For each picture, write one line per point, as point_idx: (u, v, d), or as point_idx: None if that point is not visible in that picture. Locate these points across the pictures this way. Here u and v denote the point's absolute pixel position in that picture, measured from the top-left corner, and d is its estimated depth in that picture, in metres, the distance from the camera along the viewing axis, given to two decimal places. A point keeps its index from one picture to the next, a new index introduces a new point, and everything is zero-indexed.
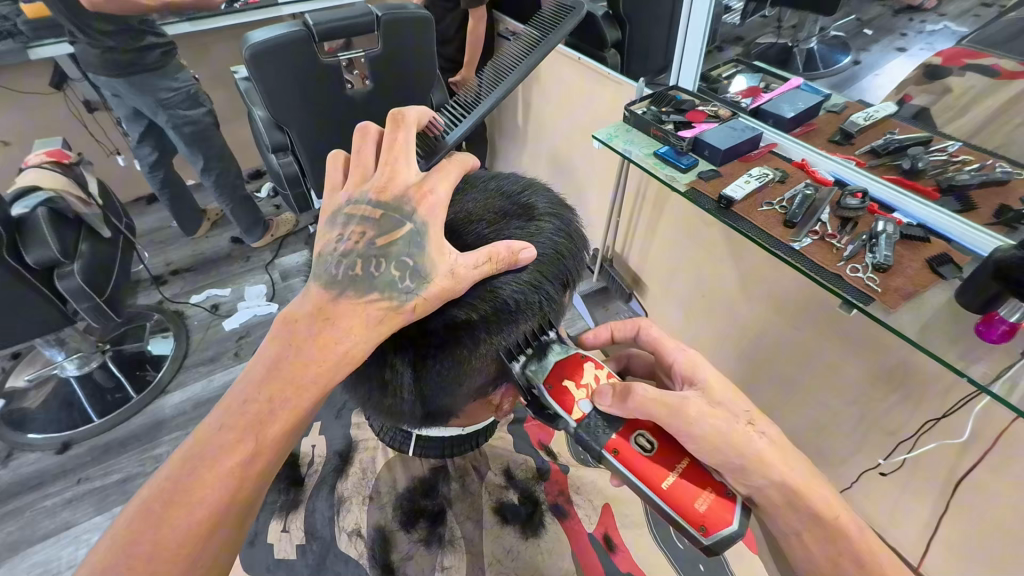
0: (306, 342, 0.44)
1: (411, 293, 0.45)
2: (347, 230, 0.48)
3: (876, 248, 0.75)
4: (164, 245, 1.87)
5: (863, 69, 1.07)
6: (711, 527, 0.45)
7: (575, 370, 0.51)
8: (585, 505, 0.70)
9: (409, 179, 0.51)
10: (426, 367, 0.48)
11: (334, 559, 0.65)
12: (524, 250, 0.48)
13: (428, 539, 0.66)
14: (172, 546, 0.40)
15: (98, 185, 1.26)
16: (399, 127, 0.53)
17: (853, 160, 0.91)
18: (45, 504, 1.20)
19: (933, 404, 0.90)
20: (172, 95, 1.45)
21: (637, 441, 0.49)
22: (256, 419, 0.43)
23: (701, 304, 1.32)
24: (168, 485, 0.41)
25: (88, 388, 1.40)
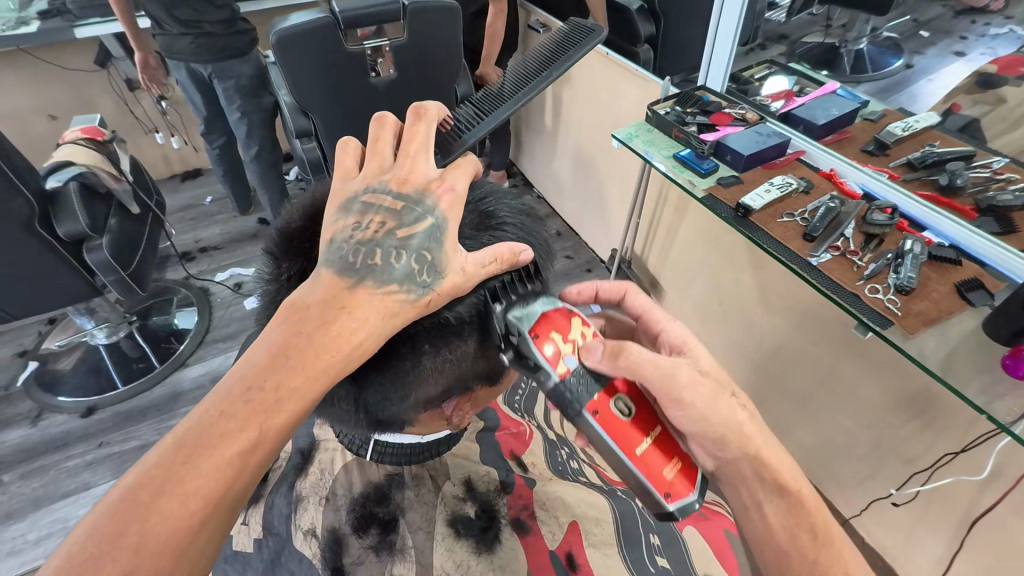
0: (319, 328, 0.41)
1: (427, 287, 0.44)
2: (366, 218, 0.45)
3: (901, 268, 0.71)
4: (194, 222, 1.93)
5: (916, 74, 1.00)
6: (675, 494, 0.44)
7: (563, 320, 0.47)
8: (550, 521, 0.59)
9: (428, 173, 0.48)
10: (365, 378, 0.46)
11: (289, 557, 0.55)
12: (525, 252, 0.48)
13: (377, 547, 0.54)
14: (162, 540, 0.34)
15: (130, 161, 1.31)
16: (420, 119, 0.50)
17: (886, 172, 0.86)
18: (68, 464, 1.26)
19: (950, 438, 0.86)
20: (242, 81, 1.51)
21: (616, 405, 0.45)
22: (264, 406, 0.38)
23: (718, 311, 1.28)
24: (155, 476, 0.35)
25: (115, 356, 1.46)
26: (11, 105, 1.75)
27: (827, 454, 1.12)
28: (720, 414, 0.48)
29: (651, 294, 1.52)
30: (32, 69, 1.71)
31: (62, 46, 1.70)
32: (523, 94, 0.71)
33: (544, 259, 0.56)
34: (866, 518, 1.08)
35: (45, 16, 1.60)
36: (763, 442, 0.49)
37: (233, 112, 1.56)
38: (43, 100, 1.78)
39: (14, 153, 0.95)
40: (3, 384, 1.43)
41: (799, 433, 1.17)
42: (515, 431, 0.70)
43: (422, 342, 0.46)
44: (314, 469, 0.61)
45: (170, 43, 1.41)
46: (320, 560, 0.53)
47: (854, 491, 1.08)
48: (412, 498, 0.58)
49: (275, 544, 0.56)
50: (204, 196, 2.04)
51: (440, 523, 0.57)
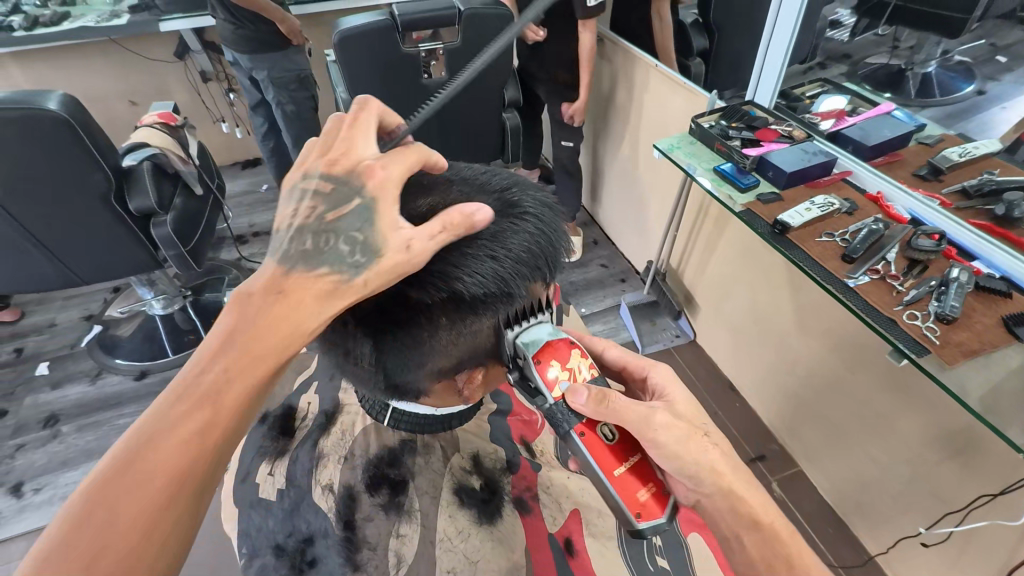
0: (257, 314, 0.42)
1: (359, 268, 0.44)
2: (298, 207, 0.46)
3: (944, 296, 0.68)
4: (251, 208, 2.04)
5: (987, 100, 0.98)
6: (644, 514, 0.46)
7: (564, 349, 0.51)
8: (551, 504, 0.61)
9: (367, 155, 0.48)
10: (385, 342, 0.49)
11: (306, 509, 0.57)
12: (482, 213, 0.45)
13: (387, 506, 0.57)
14: (125, 520, 0.36)
15: (198, 146, 1.41)
16: (362, 110, 0.50)
17: (938, 199, 0.83)
18: (119, 422, 1.36)
19: (990, 479, 0.81)
20: (283, 75, 1.60)
21: (601, 429, 0.49)
22: (215, 388, 0.41)
23: (753, 329, 1.25)
24: (116, 464, 0.37)
25: (169, 326, 1.56)
26: (99, 90, 1.91)
27: (858, 488, 1.07)
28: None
29: (684, 308, 1.51)
30: (119, 58, 1.86)
31: (147, 38, 1.84)
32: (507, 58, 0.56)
33: (562, 248, 0.56)
34: (893, 557, 1.03)
35: (134, 10, 1.75)
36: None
37: (270, 95, 1.64)
38: (127, 87, 1.94)
39: (98, 130, 1.03)
40: (70, 343, 1.56)
41: (831, 465, 1.12)
42: (526, 417, 0.71)
43: (439, 315, 0.48)
44: (336, 430, 0.64)
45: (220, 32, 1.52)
46: (335, 514, 0.56)
47: (881, 526, 1.04)
48: (421, 464, 0.62)
49: (293, 499, 0.58)
50: (261, 183, 2.16)
51: (446, 491, 0.60)
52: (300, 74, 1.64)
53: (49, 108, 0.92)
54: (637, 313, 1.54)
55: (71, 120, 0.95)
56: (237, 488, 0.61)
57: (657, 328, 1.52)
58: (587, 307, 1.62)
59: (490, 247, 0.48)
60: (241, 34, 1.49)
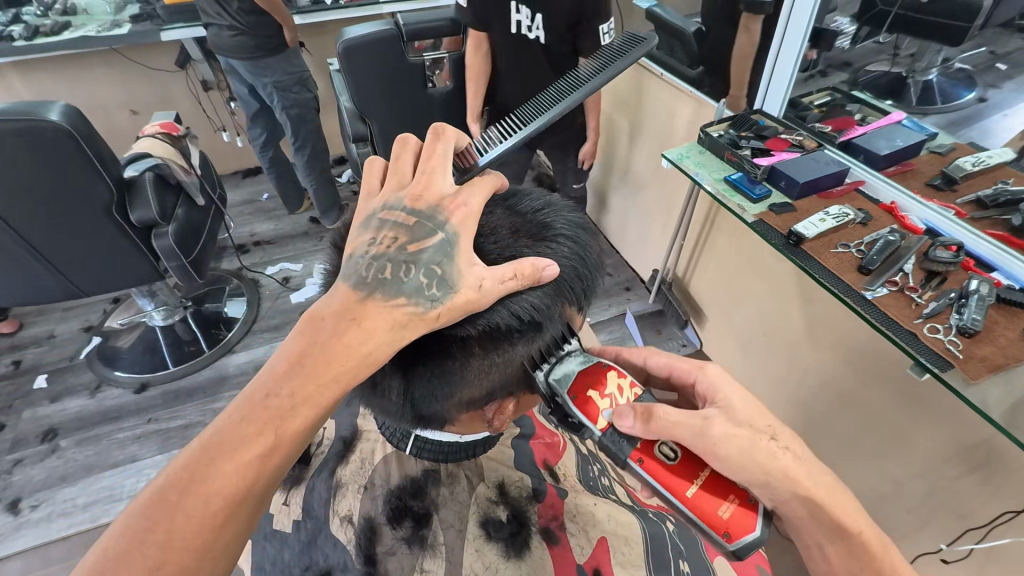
0: (329, 339, 0.43)
1: (435, 301, 0.44)
2: (378, 234, 0.47)
3: (965, 309, 0.67)
4: (253, 217, 2.03)
5: (990, 108, 0.95)
6: (734, 534, 0.43)
7: (599, 375, 0.49)
8: (579, 534, 0.58)
9: (445, 189, 0.49)
10: (414, 373, 0.48)
11: (325, 540, 0.56)
12: (548, 267, 0.47)
13: (411, 539, 0.55)
14: (182, 541, 0.37)
15: (200, 156, 1.39)
16: (439, 139, 0.52)
17: (953, 209, 0.82)
18: (119, 436, 1.34)
19: (1013, 496, 0.79)
20: (286, 78, 1.60)
21: (659, 450, 0.46)
22: (277, 412, 0.40)
23: (763, 339, 1.24)
24: (180, 479, 0.38)
25: (170, 337, 1.54)
26: (100, 99, 1.90)
27: (875, 503, 1.05)
28: (755, 453, 0.44)
29: (690, 316, 1.49)
30: (121, 67, 1.85)
31: (148, 48, 1.83)
32: (564, 105, 0.61)
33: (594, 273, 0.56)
34: None
35: (136, 19, 1.74)
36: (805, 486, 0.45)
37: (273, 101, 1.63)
38: (129, 97, 1.93)
39: (99, 139, 1.02)
40: (69, 355, 1.54)
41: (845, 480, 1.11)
42: (548, 440, 0.70)
43: (471, 345, 0.47)
44: (355, 458, 0.63)
45: (217, 39, 1.51)
46: (355, 547, 0.55)
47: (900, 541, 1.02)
48: (446, 495, 0.59)
49: (311, 528, 0.57)
50: (262, 192, 2.15)
51: (471, 523, 0.57)
52: (301, 75, 1.63)
53: (52, 119, 0.91)
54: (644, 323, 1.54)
55: (74, 130, 0.94)
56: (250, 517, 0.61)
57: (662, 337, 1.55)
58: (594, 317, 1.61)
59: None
60: (242, 41, 1.48)
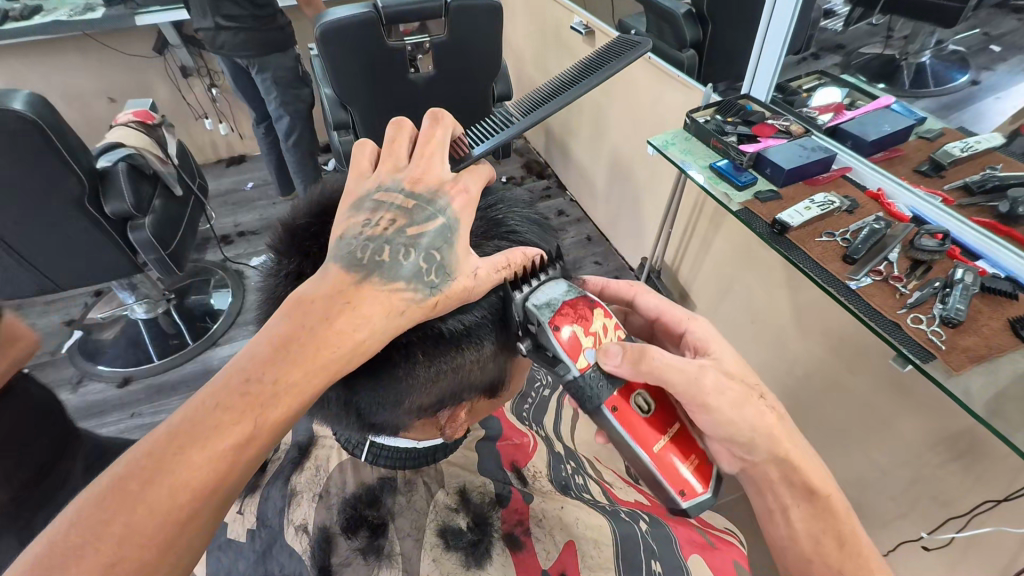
0: (320, 323, 0.41)
1: (435, 288, 0.44)
2: (375, 216, 0.46)
3: (948, 298, 0.66)
4: (237, 207, 2.00)
5: (982, 91, 0.97)
6: (691, 492, 0.44)
7: (586, 312, 0.46)
8: (545, 538, 0.58)
9: (444, 174, 0.50)
10: (357, 382, 0.46)
11: (279, 551, 0.55)
12: (538, 256, 0.49)
13: (366, 550, 0.54)
14: (147, 534, 0.35)
15: (177, 145, 1.35)
16: (437, 124, 0.51)
17: (940, 196, 0.80)
18: (102, 431, 1.33)
19: (994, 485, 0.80)
20: (285, 73, 1.55)
21: (636, 401, 0.46)
22: (261, 399, 0.39)
23: (750, 329, 1.23)
24: (144, 467, 0.36)
25: (153, 331, 1.52)
26: (76, 87, 1.85)
27: (858, 490, 1.06)
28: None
29: (680, 305, 1.49)
30: (95, 53, 1.80)
31: (122, 32, 1.78)
32: (562, 98, 0.60)
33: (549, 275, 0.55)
34: (893, 559, 1.02)
35: (109, 3, 1.68)
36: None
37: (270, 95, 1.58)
38: (104, 84, 1.88)
39: (67, 129, 0.98)
40: (50, 350, 1.52)
41: (830, 467, 1.11)
42: (517, 442, 0.70)
43: (413, 352, 0.46)
44: (310, 464, 0.62)
45: (211, 41, 1.44)
46: (310, 558, 0.54)
47: (883, 528, 1.02)
48: (403, 504, 0.58)
49: (268, 537, 0.57)
50: (246, 181, 2.12)
51: (429, 533, 0.56)
52: (297, 69, 1.59)
53: (15, 108, 0.88)
54: None
55: (39, 121, 0.91)
56: None
57: None
58: None
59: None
60: (232, 38, 1.42)
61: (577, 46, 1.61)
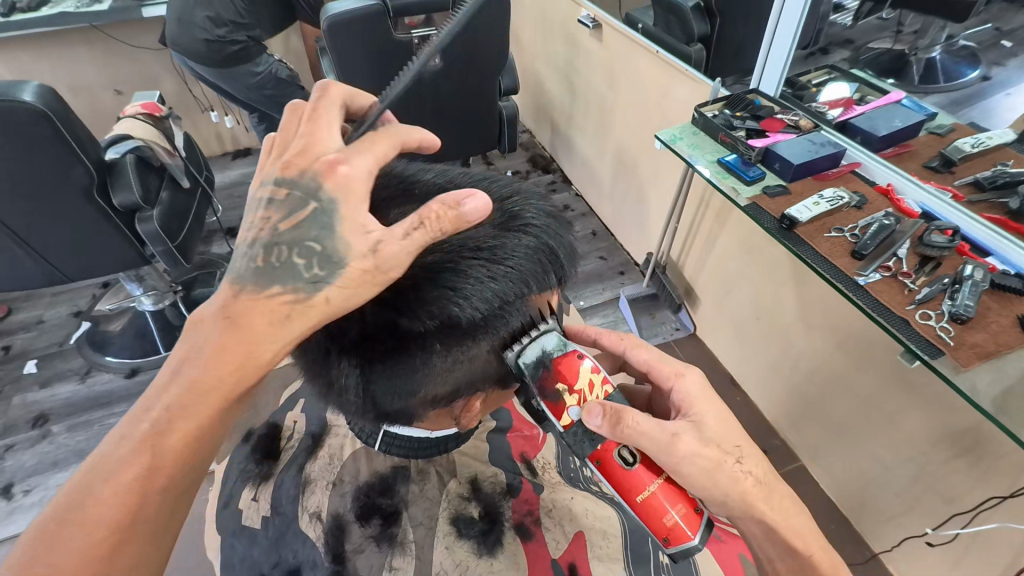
0: (209, 344, 0.42)
1: (318, 284, 0.43)
2: (254, 216, 0.44)
3: (958, 295, 0.66)
4: (242, 200, 2.00)
5: (993, 87, 0.96)
6: (674, 540, 0.42)
7: (571, 368, 0.45)
8: (554, 529, 0.59)
9: (329, 149, 0.45)
10: (372, 370, 0.47)
11: (292, 538, 0.59)
12: (468, 202, 0.42)
13: (378, 538, 0.58)
14: (63, 568, 0.37)
15: (184, 137, 1.35)
16: (322, 97, 0.48)
17: (950, 192, 0.80)
18: (110, 421, 1.34)
19: (999, 481, 0.80)
20: (257, 80, 1.53)
21: (619, 454, 0.43)
22: (158, 428, 0.41)
23: (755, 326, 1.23)
24: (59, 508, 0.39)
25: (160, 323, 1.53)
26: (83, 79, 1.86)
27: (861, 486, 1.06)
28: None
29: (685, 301, 1.49)
30: (102, 45, 1.80)
31: (128, 24, 1.78)
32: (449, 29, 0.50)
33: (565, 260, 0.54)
34: (896, 555, 1.03)
35: None
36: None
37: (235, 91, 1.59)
38: (111, 76, 1.88)
39: (76, 121, 0.99)
40: (59, 340, 1.53)
41: (834, 463, 1.11)
42: (527, 434, 0.69)
43: (430, 343, 0.46)
44: (324, 453, 0.66)
45: (183, 44, 1.42)
46: (323, 545, 0.58)
47: (886, 524, 1.03)
48: (416, 492, 0.62)
49: (280, 525, 0.60)
50: (252, 174, 2.12)
51: (441, 521, 0.60)
52: (273, 73, 1.54)
53: (26, 100, 0.88)
54: (637, 308, 1.54)
55: (50, 112, 0.91)
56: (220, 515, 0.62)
57: (656, 321, 1.52)
58: (586, 301, 1.60)
59: (485, 266, 0.46)
60: (200, 47, 1.40)
61: (583, 41, 1.60)
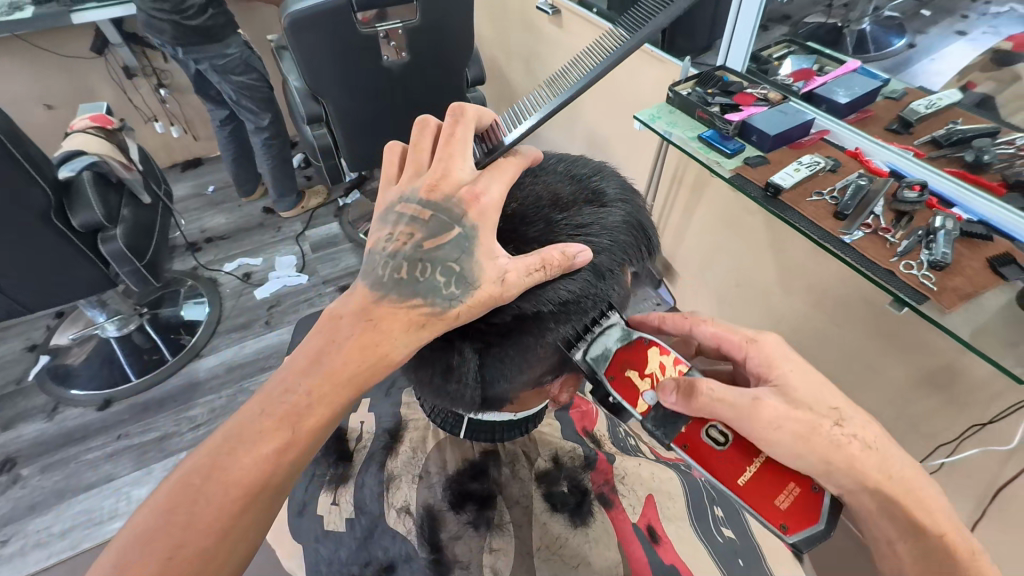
0: (349, 338, 0.47)
1: (455, 299, 0.47)
2: (394, 231, 0.50)
3: (934, 245, 0.72)
4: (200, 211, 1.91)
5: (919, 54, 0.96)
6: (793, 525, 0.44)
7: (636, 355, 0.50)
8: (628, 494, 0.65)
9: (463, 177, 0.51)
10: (492, 353, 0.50)
11: (382, 534, 0.59)
12: (579, 255, 0.47)
13: (476, 522, 0.59)
14: (202, 524, 0.42)
15: (140, 150, 1.28)
16: (457, 123, 0.53)
17: (911, 150, 0.86)
18: (87, 457, 1.26)
19: (975, 411, 0.87)
20: (226, 61, 1.47)
21: (709, 434, 0.48)
22: (297, 408, 0.45)
23: (735, 293, 1.29)
24: (203, 465, 0.44)
25: (128, 348, 1.46)
26: (9, 94, 1.71)
27: None
28: (825, 441, 0.46)
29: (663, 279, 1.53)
30: (27, 56, 1.66)
31: (56, 33, 1.65)
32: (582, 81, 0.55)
33: (651, 234, 0.56)
34: None
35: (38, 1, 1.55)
36: (867, 451, 0.47)
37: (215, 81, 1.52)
38: (41, 90, 1.74)
39: (27, 139, 0.92)
40: (15, 378, 1.42)
41: None
42: (584, 409, 0.75)
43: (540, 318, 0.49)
44: (405, 447, 0.66)
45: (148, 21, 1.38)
46: (415, 537, 0.58)
47: None
48: (507, 475, 0.64)
49: (367, 523, 0.60)
50: (207, 184, 2.02)
51: (537, 499, 0.62)
52: (243, 57, 1.50)
53: None
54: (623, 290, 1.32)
55: None
56: (294, 523, 0.64)
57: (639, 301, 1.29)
58: None
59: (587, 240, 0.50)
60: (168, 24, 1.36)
61: (543, 26, 1.61)
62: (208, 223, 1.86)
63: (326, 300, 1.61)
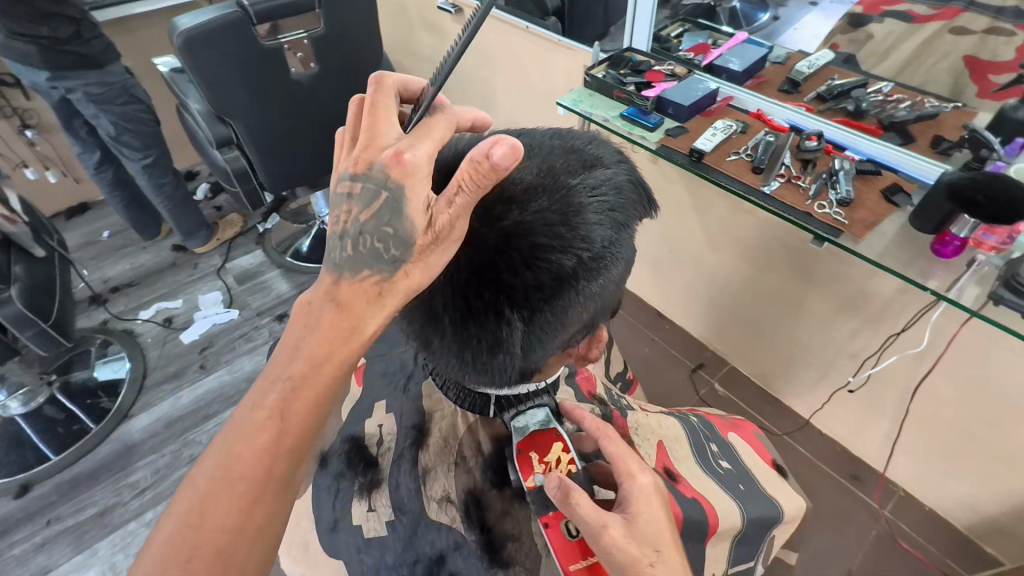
0: (319, 323, 0.48)
1: (397, 261, 0.48)
2: (338, 211, 0.51)
3: (837, 184, 0.82)
4: (99, 260, 1.73)
5: (782, 24, 1.10)
6: None
7: (541, 445, 0.58)
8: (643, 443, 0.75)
9: (389, 142, 0.50)
10: (536, 317, 0.49)
11: (427, 528, 0.64)
12: (492, 153, 0.42)
13: (519, 496, 0.64)
14: (212, 529, 0.43)
15: (21, 201, 1.13)
16: (381, 91, 0.51)
17: (804, 107, 0.97)
18: (13, 552, 1.11)
19: (890, 322, 0.99)
20: (105, 89, 1.36)
21: (565, 526, 0.57)
22: (283, 398, 0.46)
23: (670, 259, 1.38)
24: (217, 477, 0.44)
25: (39, 424, 1.30)
26: None
27: (789, 366, 1.26)
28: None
29: None
30: None
31: None
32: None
33: (647, 193, 0.58)
34: (824, 414, 1.26)
35: None
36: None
37: (89, 113, 1.39)
38: None
39: None
40: None
41: (758, 357, 1.34)
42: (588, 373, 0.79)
43: (578, 278, 0.49)
44: (435, 439, 0.69)
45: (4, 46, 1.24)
46: (461, 526, 0.63)
47: (815, 391, 1.24)
48: None
49: (409, 521, 0.65)
50: (101, 229, 1.83)
51: None
52: (124, 83, 1.40)
53: None
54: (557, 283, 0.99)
55: None
56: (331, 538, 0.68)
57: None
58: None
59: (602, 201, 0.49)
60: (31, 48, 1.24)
61: (447, 26, 1.61)
62: (112, 271, 1.69)
63: (264, 331, 1.52)
